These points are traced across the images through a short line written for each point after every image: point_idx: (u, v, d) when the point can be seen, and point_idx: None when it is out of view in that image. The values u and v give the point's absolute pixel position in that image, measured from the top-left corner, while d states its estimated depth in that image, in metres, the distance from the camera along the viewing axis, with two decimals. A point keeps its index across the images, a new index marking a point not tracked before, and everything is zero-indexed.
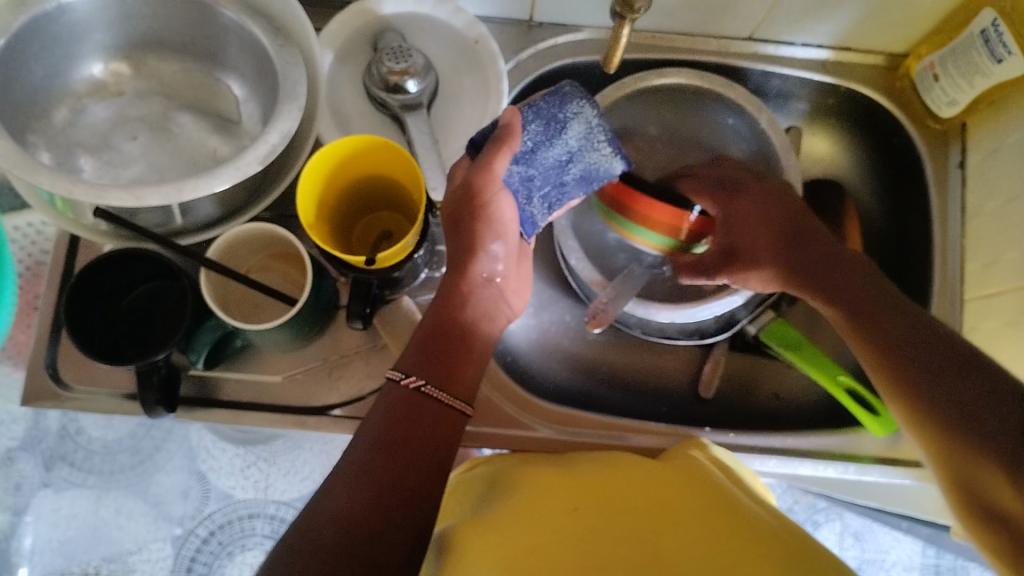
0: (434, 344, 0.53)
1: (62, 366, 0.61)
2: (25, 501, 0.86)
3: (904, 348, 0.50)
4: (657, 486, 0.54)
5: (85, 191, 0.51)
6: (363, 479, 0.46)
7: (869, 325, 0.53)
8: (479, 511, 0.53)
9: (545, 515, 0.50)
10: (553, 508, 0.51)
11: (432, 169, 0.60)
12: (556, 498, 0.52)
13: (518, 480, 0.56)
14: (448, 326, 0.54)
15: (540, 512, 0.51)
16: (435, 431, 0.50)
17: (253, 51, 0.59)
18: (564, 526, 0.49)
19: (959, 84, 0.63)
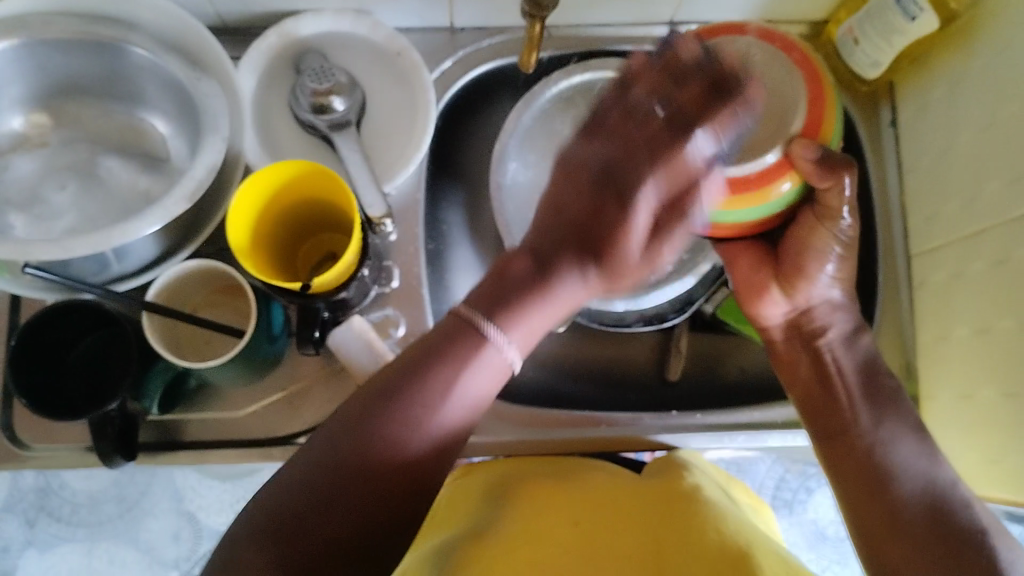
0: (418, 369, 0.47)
1: (18, 426, 0.60)
2: (11, 561, 0.88)
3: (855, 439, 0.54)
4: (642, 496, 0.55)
5: (13, 250, 0.51)
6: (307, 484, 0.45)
7: (828, 416, 0.56)
8: (482, 524, 0.54)
9: (542, 530, 0.51)
10: (551, 522, 0.52)
11: (367, 185, 0.59)
12: (552, 514, 0.53)
13: (524, 493, 0.55)
14: (434, 363, 0.47)
15: (538, 527, 0.52)
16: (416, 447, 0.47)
17: (173, 87, 0.59)
18: (564, 540, 0.50)
19: (878, 45, 0.64)
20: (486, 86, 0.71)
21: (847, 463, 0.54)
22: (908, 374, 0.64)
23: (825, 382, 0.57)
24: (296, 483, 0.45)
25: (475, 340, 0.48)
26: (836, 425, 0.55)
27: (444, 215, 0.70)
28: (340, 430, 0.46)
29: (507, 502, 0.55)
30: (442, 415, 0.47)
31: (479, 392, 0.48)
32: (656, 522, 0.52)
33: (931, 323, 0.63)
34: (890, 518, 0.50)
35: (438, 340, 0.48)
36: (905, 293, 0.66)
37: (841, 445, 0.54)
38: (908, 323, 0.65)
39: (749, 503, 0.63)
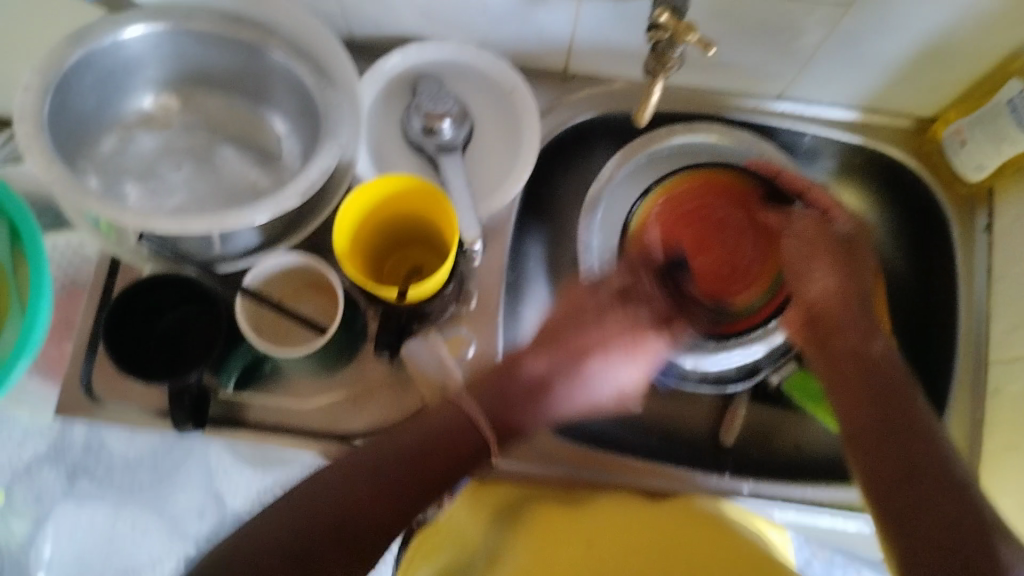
0: (422, 444, 0.51)
1: (96, 380, 0.62)
2: (47, 510, 0.89)
3: (897, 421, 0.48)
4: (658, 530, 0.56)
5: (130, 217, 0.53)
6: (300, 510, 0.47)
7: (873, 428, 0.49)
8: (497, 552, 0.57)
9: (560, 555, 0.54)
10: (570, 550, 0.55)
11: (465, 209, 0.61)
12: (551, 545, 0.56)
13: (529, 520, 0.59)
14: (400, 444, 0.51)
15: (555, 556, 0.54)
16: (445, 466, 0.51)
17: (297, 90, 0.62)
18: (584, 564, 0.53)
19: (986, 150, 0.64)
20: (585, 135, 0.72)
21: (879, 434, 0.48)
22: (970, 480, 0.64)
23: (863, 367, 0.52)
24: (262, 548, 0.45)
25: (452, 431, 0.52)
26: (887, 428, 0.48)
27: (527, 251, 0.72)
28: (324, 484, 0.48)
29: (515, 529, 0.59)
30: (442, 457, 0.51)
31: (478, 439, 0.52)
32: None
33: (1002, 433, 0.62)
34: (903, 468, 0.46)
35: (432, 422, 0.52)
36: (977, 397, 0.65)
37: (880, 439, 0.48)
38: (976, 429, 0.65)
39: (777, 541, 0.62)
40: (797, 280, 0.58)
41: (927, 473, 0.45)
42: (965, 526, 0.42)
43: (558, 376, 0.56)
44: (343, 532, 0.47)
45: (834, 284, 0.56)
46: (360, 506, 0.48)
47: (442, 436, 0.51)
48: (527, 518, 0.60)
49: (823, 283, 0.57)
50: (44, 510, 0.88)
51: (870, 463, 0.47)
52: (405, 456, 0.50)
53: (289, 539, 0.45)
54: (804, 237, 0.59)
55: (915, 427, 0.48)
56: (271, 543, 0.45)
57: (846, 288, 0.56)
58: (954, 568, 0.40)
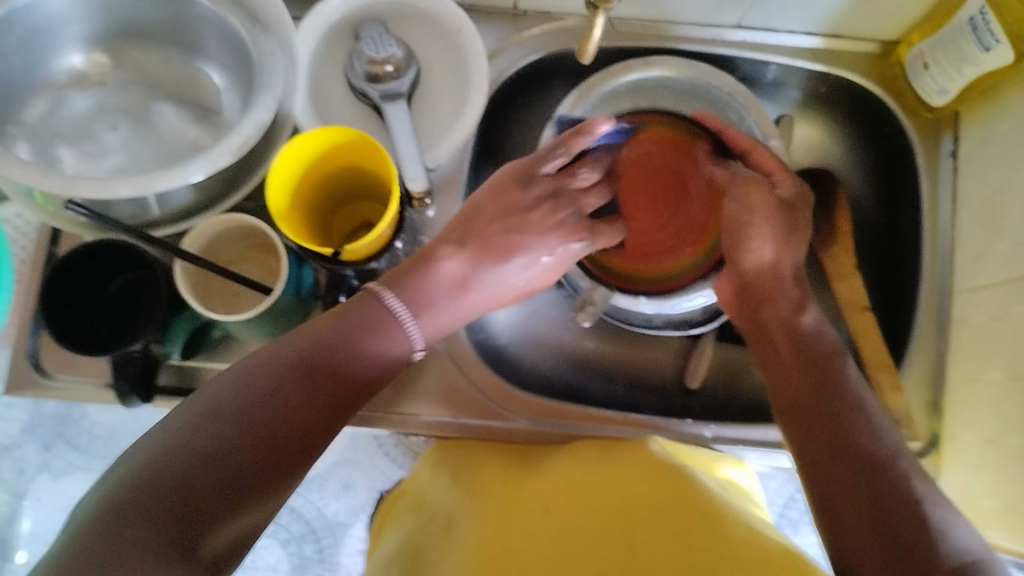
0: (314, 352, 0.48)
1: (44, 354, 0.61)
2: (26, 483, 0.86)
3: (825, 400, 0.51)
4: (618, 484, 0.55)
5: (56, 183, 0.52)
6: (208, 430, 0.42)
7: (802, 400, 0.51)
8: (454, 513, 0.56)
9: (516, 517, 0.53)
10: (524, 514, 0.53)
11: (412, 158, 0.59)
12: (504, 504, 0.55)
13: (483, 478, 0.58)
14: (294, 350, 0.48)
15: (511, 516, 0.53)
16: (342, 381, 0.49)
17: (230, 41, 0.59)
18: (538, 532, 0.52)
19: (948, 72, 0.62)
20: (539, 73, 0.70)
21: (812, 399, 0.51)
22: (935, 412, 0.63)
23: (802, 343, 0.55)
24: (166, 461, 0.40)
25: (372, 328, 0.52)
26: (824, 400, 0.51)
27: None
28: (251, 396, 0.45)
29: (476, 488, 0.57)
30: (338, 369, 0.49)
31: (385, 368, 0.52)
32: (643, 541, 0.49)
33: (965, 364, 0.61)
34: (840, 442, 0.48)
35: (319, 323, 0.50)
36: (942, 327, 0.64)
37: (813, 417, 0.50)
38: (941, 361, 0.64)
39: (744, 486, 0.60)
40: (735, 243, 0.60)
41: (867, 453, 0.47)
42: (898, 495, 0.44)
43: (477, 276, 0.59)
44: (250, 454, 0.42)
45: (768, 256, 0.60)
46: (293, 425, 0.46)
47: (368, 344, 0.51)
48: (485, 476, 0.58)
49: (759, 252, 0.60)
50: (23, 483, 0.85)
51: (811, 440, 0.49)
52: (304, 369, 0.47)
53: (213, 454, 0.41)
54: (745, 204, 0.60)
55: (847, 404, 0.50)
56: (185, 466, 0.40)
57: (780, 260, 0.60)
58: (882, 536, 0.43)
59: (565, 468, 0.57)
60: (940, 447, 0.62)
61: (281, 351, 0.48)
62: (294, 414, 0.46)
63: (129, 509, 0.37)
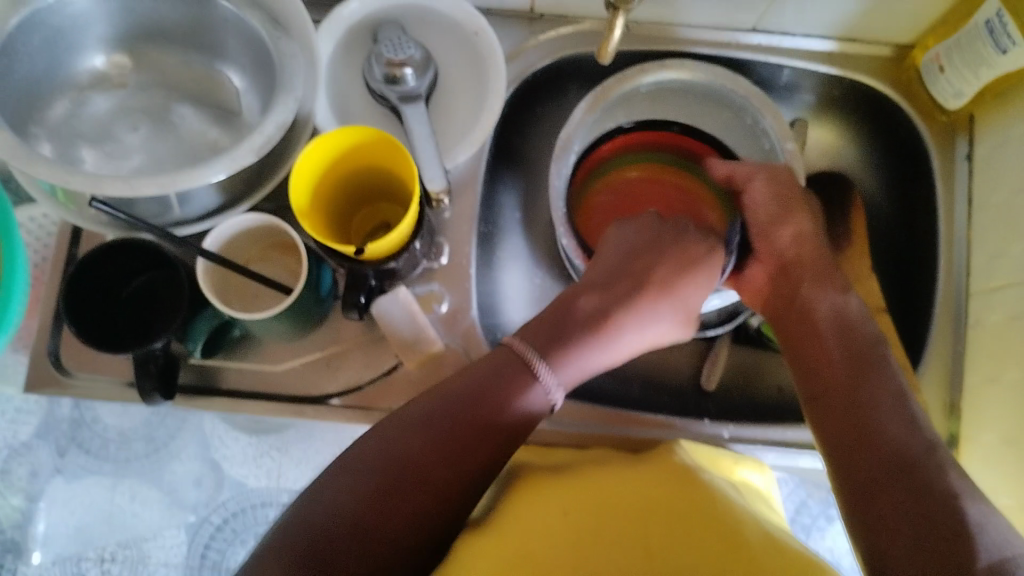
0: (444, 445, 0.50)
1: (64, 353, 0.62)
2: (40, 486, 0.87)
3: (860, 387, 0.51)
4: (645, 488, 0.55)
5: (81, 181, 0.52)
6: (347, 480, 0.48)
7: (837, 384, 0.52)
8: (482, 510, 0.56)
9: (542, 510, 0.53)
10: (548, 506, 0.53)
11: (430, 159, 0.60)
12: (566, 510, 0.53)
13: (515, 478, 0.57)
14: (402, 450, 0.49)
15: (538, 508, 0.53)
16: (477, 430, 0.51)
17: (250, 42, 0.60)
18: (565, 522, 0.51)
19: (964, 75, 0.62)
20: (555, 76, 0.70)
21: (843, 390, 0.52)
22: (952, 414, 0.63)
23: (845, 334, 0.55)
24: (314, 511, 0.47)
25: (516, 383, 0.52)
26: (864, 385, 0.51)
27: (500, 199, 0.70)
28: (363, 472, 0.48)
29: (506, 488, 0.57)
30: (438, 481, 0.49)
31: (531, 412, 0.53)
32: (666, 529, 0.50)
33: (982, 366, 0.61)
34: (874, 439, 0.48)
35: (496, 375, 0.52)
36: (958, 328, 0.64)
37: (845, 411, 0.51)
38: (957, 363, 0.64)
39: (757, 490, 0.60)
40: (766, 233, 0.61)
41: (904, 455, 0.47)
42: (931, 487, 0.45)
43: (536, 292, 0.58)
44: (384, 510, 0.47)
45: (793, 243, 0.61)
46: (402, 480, 0.48)
47: (514, 395, 0.52)
48: (515, 477, 0.57)
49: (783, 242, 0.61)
50: (37, 487, 0.86)
51: (841, 439, 0.50)
52: (419, 444, 0.49)
53: (353, 513, 0.47)
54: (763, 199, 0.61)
55: (885, 391, 0.51)
56: (323, 526, 0.46)
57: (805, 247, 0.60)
58: (922, 536, 0.43)
59: (589, 471, 0.57)
60: (960, 449, 0.62)
61: (398, 425, 0.50)
62: (405, 450, 0.49)
63: (294, 539, 0.45)
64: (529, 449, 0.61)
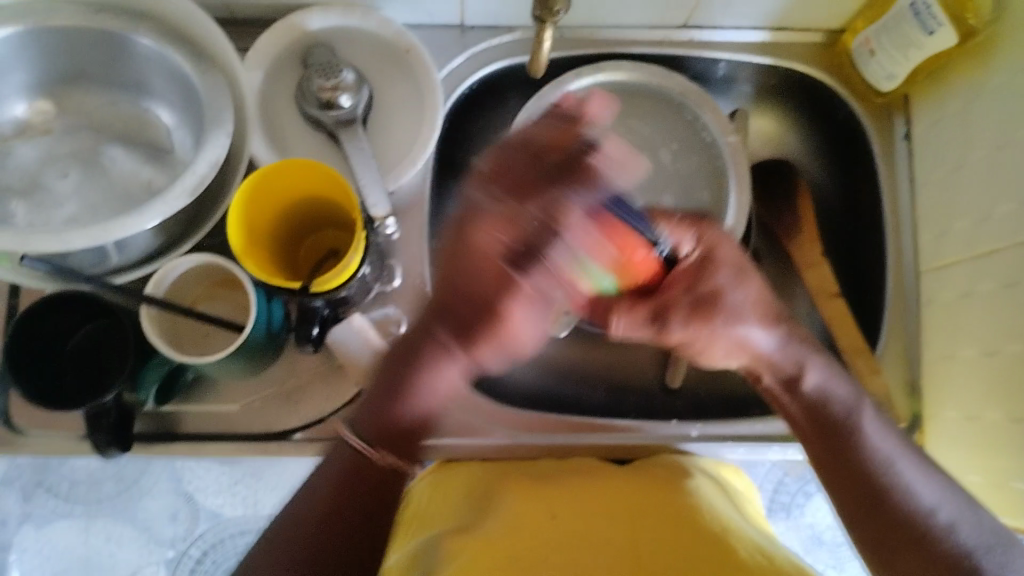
0: None
1: (15, 412, 0.60)
2: (9, 537, 0.83)
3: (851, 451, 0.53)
4: (631, 505, 0.55)
5: (11, 239, 0.51)
6: None
7: (828, 451, 0.54)
8: (462, 520, 0.54)
9: (534, 533, 0.52)
10: (539, 526, 0.53)
11: (371, 183, 0.59)
12: (526, 517, 0.54)
13: (499, 494, 0.56)
14: None
15: (529, 531, 0.52)
16: None
17: (176, 78, 0.59)
18: (555, 544, 0.51)
19: (895, 58, 0.63)
20: (493, 87, 0.70)
21: (838, 458, 0.53)
22: (912, 392, 0.63)
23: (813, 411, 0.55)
24: None
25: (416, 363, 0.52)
26: (851, 453, 0.53)
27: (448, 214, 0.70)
28: None
29: (488, 501, 0.56)
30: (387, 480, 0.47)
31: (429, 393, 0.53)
32: (659, 546, 0.50)
33: (938, 342, 0.62)
34: (879, 505, 0.51)
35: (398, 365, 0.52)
36: (911, 307, 0.65)
37: (842, 472, 0.53)
38: (914, 341, 0.64)
39: (742, 491, 0.60)
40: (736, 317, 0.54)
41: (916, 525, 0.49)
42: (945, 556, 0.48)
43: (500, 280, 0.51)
44: None
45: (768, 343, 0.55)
46: None
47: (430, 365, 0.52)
48: (495, 492, 0.57)
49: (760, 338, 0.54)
50: (6, 538, 0.82)
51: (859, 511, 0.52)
52: None
53: None
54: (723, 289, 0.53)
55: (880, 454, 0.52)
56: None
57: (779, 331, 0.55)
58: None
59: (571, 488, 0.57)
60: (923, 425, 0.62)
61: None
62: None
63: None
64: (507, 470, 0.60)
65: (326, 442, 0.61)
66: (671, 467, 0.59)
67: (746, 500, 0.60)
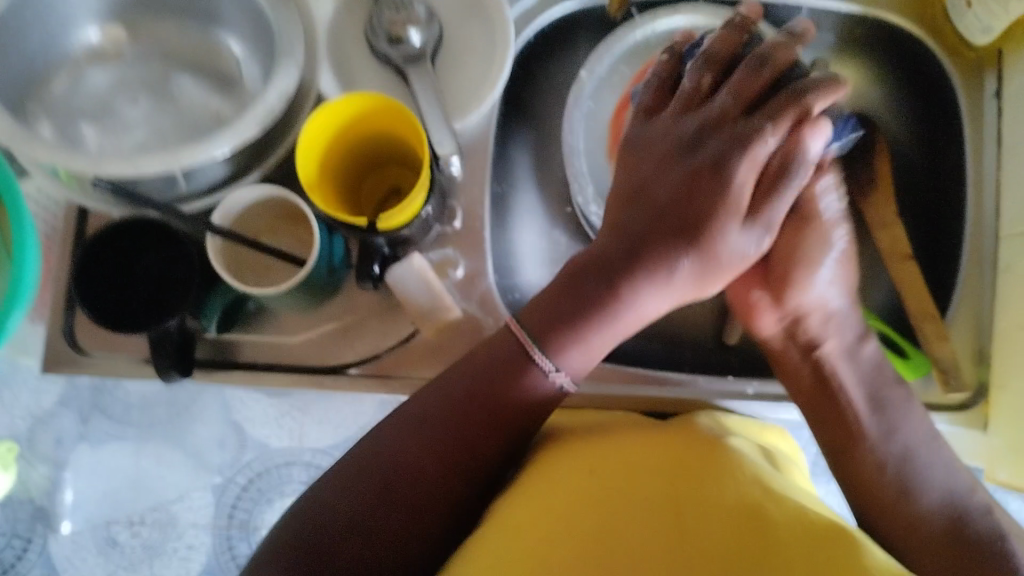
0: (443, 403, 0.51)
1: (80, 333, 0.61)
2: (65, 454, 0.78)
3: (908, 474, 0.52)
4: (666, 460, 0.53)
5: (83, 162, 0.51)
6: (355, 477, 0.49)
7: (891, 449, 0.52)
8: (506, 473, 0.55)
9: (567, 487, 0.52)
10: (572, 480, 0.52)
11: (438, 122, 0.58)
12: (574, 468, 0.53)
13: (538, 446, 0.56)
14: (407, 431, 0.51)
15: (561, 486, 0.52)
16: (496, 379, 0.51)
17: (247, 7, 0.58)
18: (586, 495, 0.50)
19: (993, 10, 0.60)
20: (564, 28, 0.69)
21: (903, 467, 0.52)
22: (980, 361, 0.62)
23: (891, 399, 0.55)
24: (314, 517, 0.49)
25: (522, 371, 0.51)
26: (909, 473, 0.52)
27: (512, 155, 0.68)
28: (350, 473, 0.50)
29: (528, 453, 0.56)
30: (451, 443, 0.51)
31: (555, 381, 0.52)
32: (687, 506, 0.49)
33: (1013, 312, 0.60)
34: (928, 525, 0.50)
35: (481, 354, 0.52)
36: (987, 275, 0.63)
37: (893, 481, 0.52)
38: (988, 310, 0.62)
39: (787, 453, 0.60)
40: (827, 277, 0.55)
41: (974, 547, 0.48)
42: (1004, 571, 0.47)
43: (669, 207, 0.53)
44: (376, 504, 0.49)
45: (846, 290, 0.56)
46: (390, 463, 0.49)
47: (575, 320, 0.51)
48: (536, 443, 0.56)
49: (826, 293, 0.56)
50: (62, 454, 0.78)
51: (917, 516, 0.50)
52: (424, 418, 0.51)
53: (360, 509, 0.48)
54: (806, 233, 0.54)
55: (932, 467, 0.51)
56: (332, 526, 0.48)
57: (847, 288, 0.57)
58: None
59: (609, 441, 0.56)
60: (989, 397, 0.61)
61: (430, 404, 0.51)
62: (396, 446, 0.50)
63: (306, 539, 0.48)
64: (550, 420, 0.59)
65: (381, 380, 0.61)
66: (709, 426, 0.57)
67: (787, 460, 0.58)
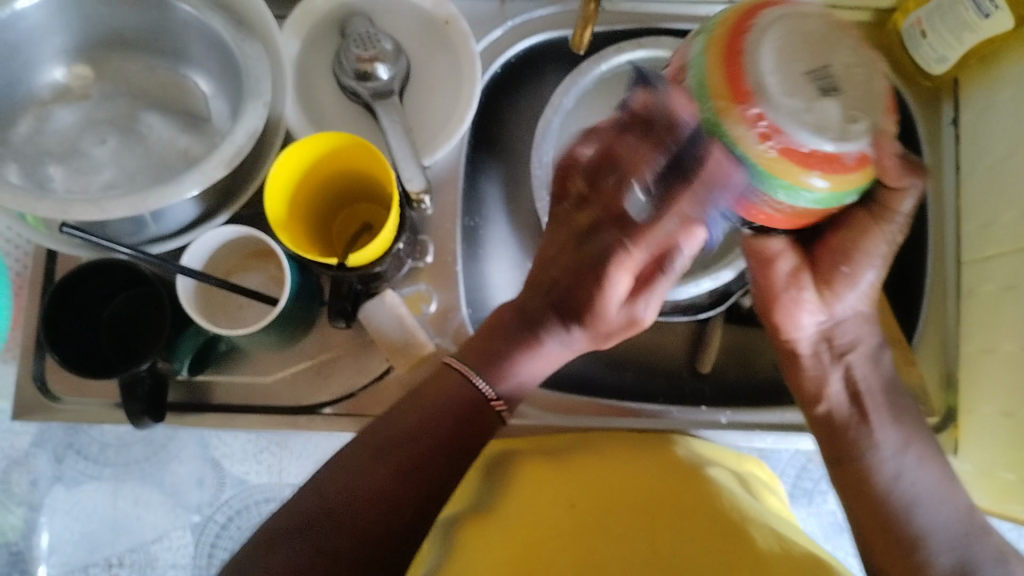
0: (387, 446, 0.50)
1: (51, 378, 0.61)
2: (41, 497, 0.76)
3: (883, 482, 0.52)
4: (643, 487, 0.54)
5: (49, 207, 0.51)
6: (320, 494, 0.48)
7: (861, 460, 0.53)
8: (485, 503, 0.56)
9: (546, 517, 0.52)
10: (551, 510, 0.53)
11: (407, 159, 0.58)
12: (552, 498, 0.54)
13: (516, 475, 0.57)
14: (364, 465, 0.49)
15: (540, 516, 0.52)
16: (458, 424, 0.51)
17: (214, 47, 0.58)
18: (566, 527, 0.51)
19: (946, 40, 0.62)
20: (532, 60, 0.70)
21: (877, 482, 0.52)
22: (947, 384, 0.63)
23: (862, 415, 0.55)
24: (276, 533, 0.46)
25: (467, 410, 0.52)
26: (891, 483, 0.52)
27: (482, 188, 0.69)
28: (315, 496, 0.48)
29: (505, 483, 0.56)
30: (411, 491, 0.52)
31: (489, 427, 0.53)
32: (663, 536, 0.50)
33: (978, 335, 0.61)
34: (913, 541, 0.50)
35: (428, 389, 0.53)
36: (951, 299, 0.64)
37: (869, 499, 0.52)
38: (953, 333, 0.63)
39: (763, 480, 0.61)
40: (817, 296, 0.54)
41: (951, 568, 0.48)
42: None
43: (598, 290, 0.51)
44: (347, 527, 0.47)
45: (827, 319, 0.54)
46: (367, 489, 0.48)
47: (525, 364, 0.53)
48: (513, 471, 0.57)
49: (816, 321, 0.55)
50: (37, 496, 0.76)
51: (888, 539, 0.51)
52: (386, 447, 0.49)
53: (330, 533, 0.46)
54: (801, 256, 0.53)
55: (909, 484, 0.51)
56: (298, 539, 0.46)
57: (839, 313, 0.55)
58: None
59: (586, 466, 0.56)
60: (957, 420, 0.61)
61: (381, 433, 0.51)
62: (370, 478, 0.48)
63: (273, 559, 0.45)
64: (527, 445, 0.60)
65: (356, 417, 0.61)
66: (686, 452, 0.57)
67: (760, 483, 0.60)
